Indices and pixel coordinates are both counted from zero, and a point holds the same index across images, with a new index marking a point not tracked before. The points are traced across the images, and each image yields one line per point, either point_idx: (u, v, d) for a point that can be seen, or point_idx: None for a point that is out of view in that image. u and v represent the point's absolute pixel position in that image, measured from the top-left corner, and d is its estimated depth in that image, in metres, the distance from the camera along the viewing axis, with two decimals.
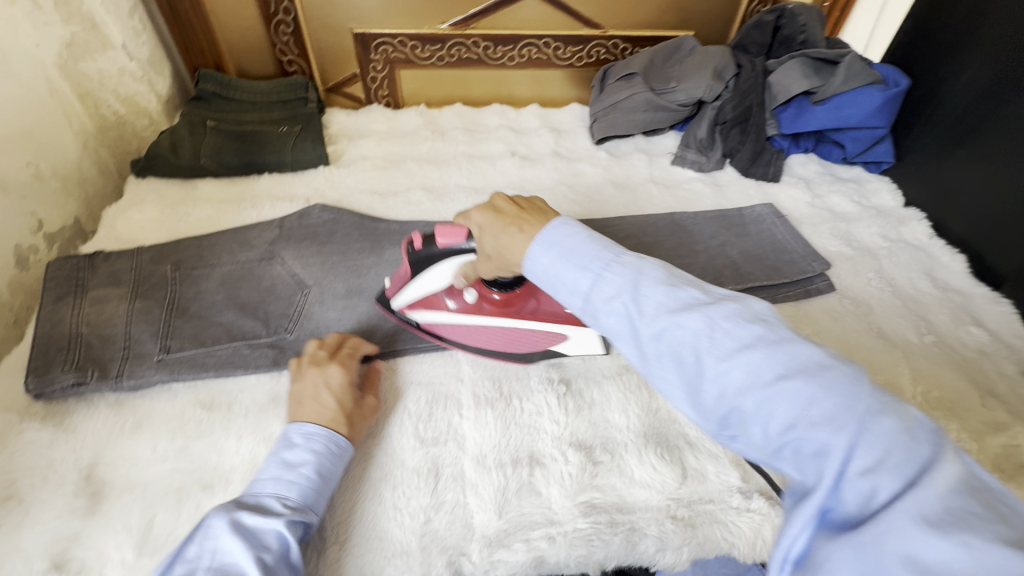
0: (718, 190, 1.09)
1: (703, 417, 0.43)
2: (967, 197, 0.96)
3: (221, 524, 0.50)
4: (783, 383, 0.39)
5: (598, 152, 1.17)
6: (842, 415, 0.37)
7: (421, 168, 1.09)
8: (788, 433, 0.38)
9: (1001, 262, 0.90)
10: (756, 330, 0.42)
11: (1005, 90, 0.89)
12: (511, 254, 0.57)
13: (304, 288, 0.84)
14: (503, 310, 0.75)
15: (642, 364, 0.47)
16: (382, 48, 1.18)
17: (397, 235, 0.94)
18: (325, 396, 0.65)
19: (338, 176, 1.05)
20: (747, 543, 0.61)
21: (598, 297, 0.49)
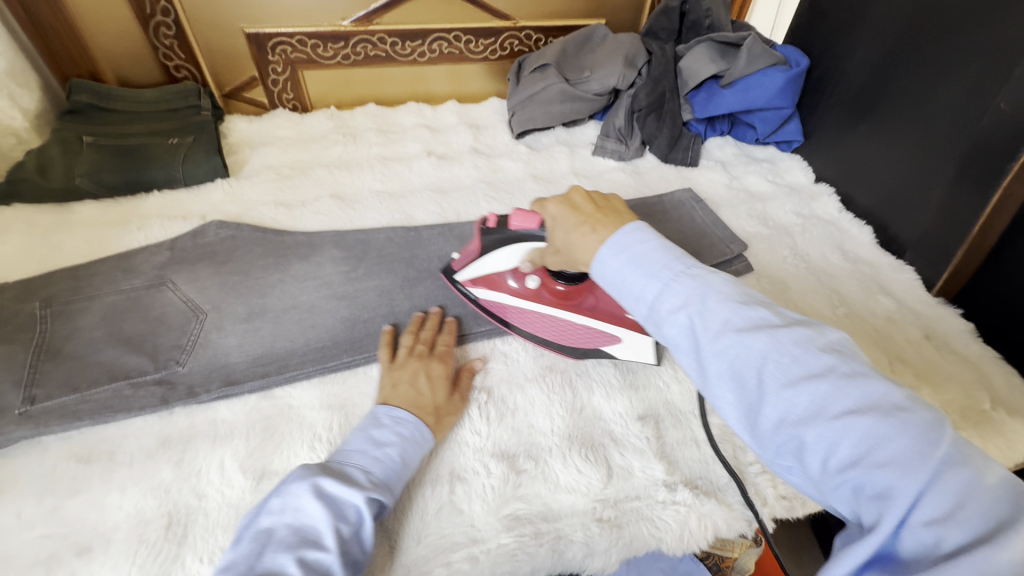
0: (639, 178, 1.09)
1: (760, 441, 0.43)
2: (870, 170, 0.98)
3: (307, 484, 0.51)
4: (850, 417, 0.38)
5: (518, 146, 1.14)
6: (913, 455, 0.36)
7: (331, 174, 1.02)
8: (848, 469, 0.37)
9: (903, 233, 0.93)
10: (828, 360, 0.41)
11: (895, 64, 0.91)
12: (581, 252, 0.57)
13: (199, 314, 0.77)
14: (561, 301, 0.75)
15: (703, 383, 0.47)
16: (280, 48, 1.10)
17: (305, 248, 0.88)
18: (420, 389, 0.66)
19: (239, 188, 0.97)
20: (675, 536, 0.60)
21: (661, 311, 0.49)
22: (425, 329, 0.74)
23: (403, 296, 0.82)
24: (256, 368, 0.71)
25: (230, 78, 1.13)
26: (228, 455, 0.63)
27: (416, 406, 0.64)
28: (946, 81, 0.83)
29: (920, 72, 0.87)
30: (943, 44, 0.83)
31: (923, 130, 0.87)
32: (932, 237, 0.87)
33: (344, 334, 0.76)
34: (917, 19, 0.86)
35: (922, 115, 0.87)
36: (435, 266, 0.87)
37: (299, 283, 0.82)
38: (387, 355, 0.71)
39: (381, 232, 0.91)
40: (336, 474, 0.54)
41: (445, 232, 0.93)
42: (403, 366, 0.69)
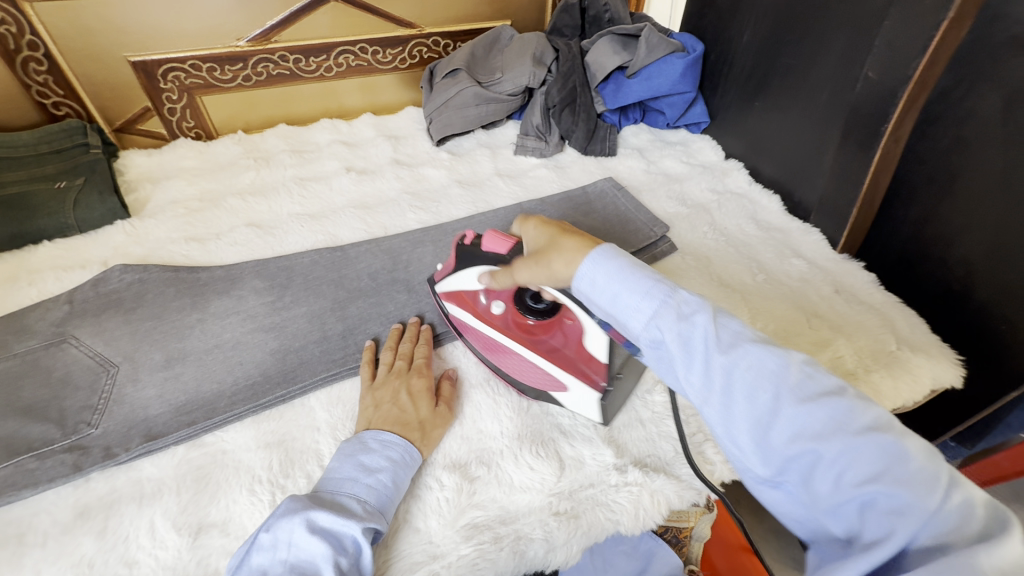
0: (562, 173, 1.10)
1: (762, 459, 0.40)
2: (771, 142, 1.04)
3: (302, 515, 0.49)
4: (867, 432, 0.36)
5: (440, 153, 1.13)
6: (928, 473, 0.34)
7: (244, 202, 0.97)
8: (866, 485, 0.35)
9: (807, 197, 1.00)
10: (836, 378, 0.40)
11: (776, 47, 0.98)
12: (561, 255, 0.53)
13: (111, 367, 0.71)
14: (519, 335, 0.69)
15: (699, 397, 0.43)
16: (173, 75, 1.04)
17: (224, 282, 0.83)
18: (402, 405, 0.64)
19: (143, 228, 0.91)
20: (631, 517, 0.61)
21: (662, 322, 0.45)
22: (403, 344, 0.73)
23: (335, 319, 0.79)
24: (181, 418, 0.67)
25: (120, 112, 1.05)
26: (159, 515, 0.59)
27: (400, 424, 0.62)
28: (819, 60, 0.90)
29: (796, 53, 0.94)
30: (814, 26, 0.90)
31: (808, 106, 0.94)
32: (834, 202, 0.92)
33: (275, 368, 0.73)
34: (791, 6, 0.93)
35: (807, 93, 0.94)
36: (365, 284, 0.85)
37: (220, 321, 0.78)
38: (368, 373, 0.69)
39: (305, 257, 0.88)
40: (328, 504, 0.52)
41: (373, 248, 0.91)
42: (384, 386, 0.67)
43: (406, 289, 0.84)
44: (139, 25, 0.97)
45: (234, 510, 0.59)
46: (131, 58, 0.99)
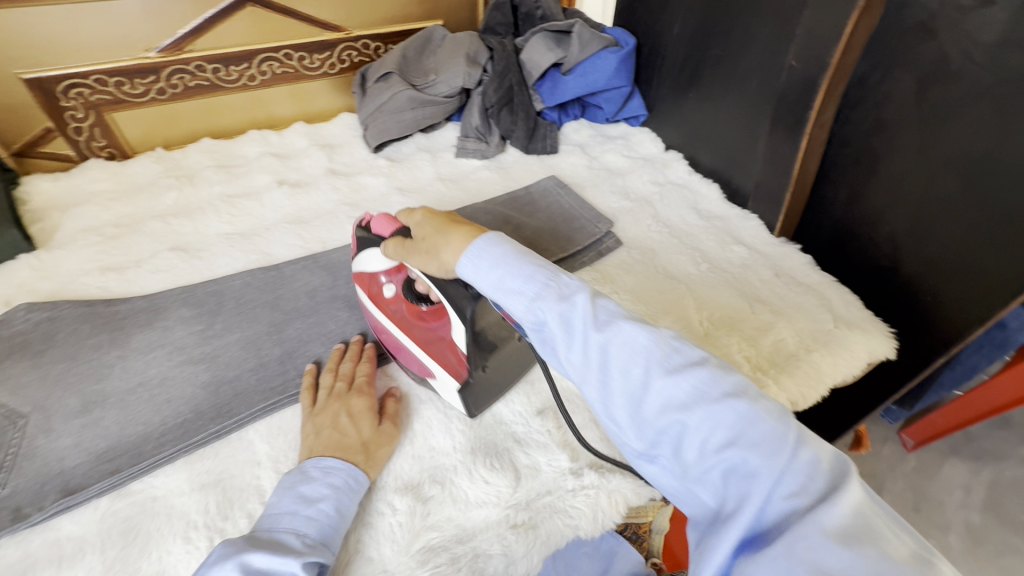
0: (505, 174, 0.96)
1: (636, 433, 0.37)
2: (708, 129, 0.89)
3: (236, 560, 0.40)
4: (724, 397, 0.34)
5: (377, 161, 0.96)
6: (772, 430, 0.33)
7: (159, 223, 0.82)
8: (724, 451, 0.33)
9: (743, 185, 0.85)
10: (700, 351, 0.38)
11: (705, 31, 0.83)
12: (449, 244, 0.47)
13: (18, 420, 0.60)
14: (406, 323, 0.58)
15: (579, 377, 0.40)
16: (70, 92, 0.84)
17: (144, 320, 0.71)
18: (343, 429, 0.54)
19: (55, 260, 0.77)
20: (590, 520, 0.52)
21: (542, 303, 0.41)
22: (344, 362, 0.62)
23: (275, 345, 0.68)
24: (103, 464, 0.56)
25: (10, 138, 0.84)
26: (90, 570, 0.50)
27: (341, 450, 0.51)
28: (747, 46, 0.76)
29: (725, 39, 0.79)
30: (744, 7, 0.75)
31: (739, 97, 0.81)
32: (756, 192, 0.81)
33: (199, 414, 0.61)
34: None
35: (738, 84, 0.80)
36: (303, 304, 0.74)
37: (144, 357, 0.66)
38: (307, 399, 0.58)
39: (236, 282, 0.76)
40: (264, 544, 0.43)
41: (311, 263, 0.79)
42: (323, 411, 0.56)
43: (347, 305, 0.73)
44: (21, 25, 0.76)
45: (167, 563, 0.50)
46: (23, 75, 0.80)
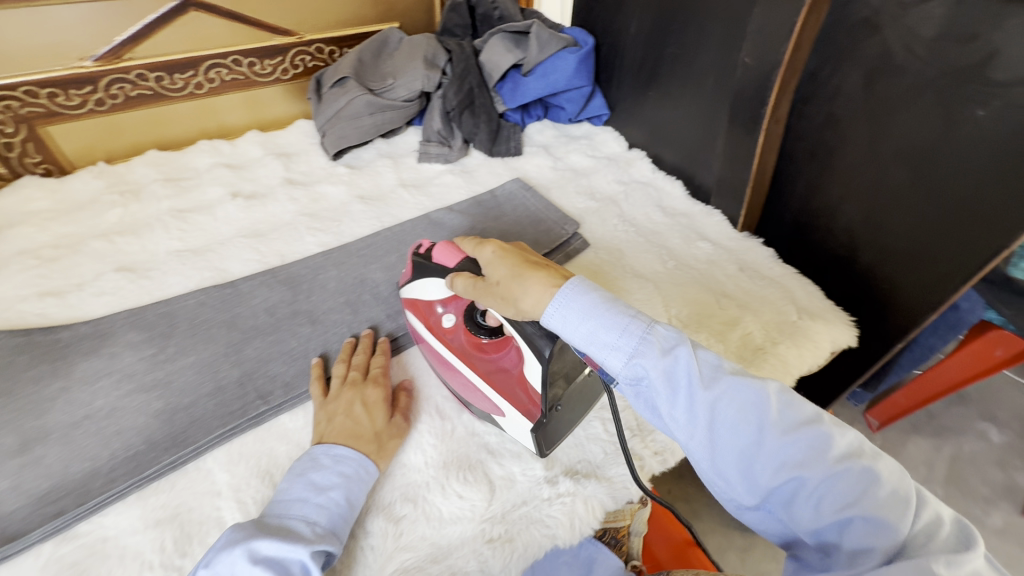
0: (670, 218, 0.98)
1: (748, 488, 0.44)
2: (897, 216, 0.74)
3: (244, 545, 0.44)
4: (840, 461, 0.41)
5: (555, 164, 1.07)
6: (900, 495, 0.39)
7: (346, 172, 0.98)
8: (844, 509, 0.40)
9: (894, 280, 0.79)
10: (812, 406, 0.45)
11: (926, 102, 0.66)
12: (529, 293, 0.53)
13: (167, 322, 0.71)
14: (468, 353, 0.63)
15: (686, 433, 0.47)
16: (326, 49, 1.11)
17: (279, 257, 0.82)
18: (357, 418, 0.59)
19: (236, 209, 0.89)
20: (567, 528, 0.56)
21: (645, 359, 0.47)
22: (357, 354, 0.67)
23: (366, 293, 0.78)
24: (207, 383, 0.65)
25: (263, 74, 1.07)
26: (167, 482, 0.57)
27: (354, 438, 0.57)
28: (990, 133, 0.61)
29: (966, 122, 0.62)
30: (1005, 93, 0.58)
31: (945, 187, 0.67)
32: (946, 284, 0.71)
33: (287, 343, 0.71)
34: (976, 56, 0.59)
35: (951, 171, 0.66)
36: (389, 259, 0.84)
37: (269, 287, 0.77)
38: (318, 390, 0.63)
39: (361, 228, 0.89)
40: (275, 530, 0.47)
41: (424, 219, 0.91)
42: (336, 399, 0.62)
43: None
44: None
45: (220, 485, 0.57)
46: (302, 35, 1.07)
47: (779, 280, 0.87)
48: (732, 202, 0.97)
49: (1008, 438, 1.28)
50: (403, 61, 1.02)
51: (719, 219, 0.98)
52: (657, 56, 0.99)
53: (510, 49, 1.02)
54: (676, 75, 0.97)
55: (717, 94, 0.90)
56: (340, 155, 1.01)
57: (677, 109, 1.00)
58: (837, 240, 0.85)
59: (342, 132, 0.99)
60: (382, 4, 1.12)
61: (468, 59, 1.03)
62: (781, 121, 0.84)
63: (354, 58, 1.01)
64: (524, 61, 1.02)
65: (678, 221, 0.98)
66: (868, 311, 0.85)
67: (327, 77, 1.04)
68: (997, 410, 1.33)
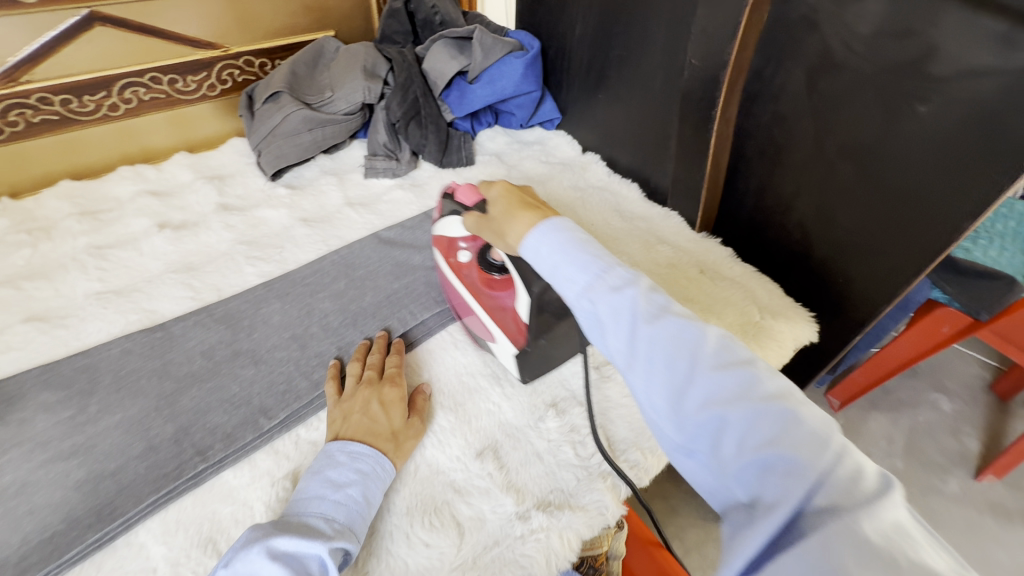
0: (629, 223, 0.97)
1: (676, 425, 0.42)
2: (850, 207, 0.74)
3: (262, 543, 0.44)
4: (767, 399, 0.39)
5: (509, 172, 1.03)
6: (821, 436, 0.37)
7: (286, 193, 0.92)
8: (762, 447, 0.37)
9: (854, 274, 0.78)
10: (750, 353, 0.44)
11: (867, 94, 0.65)
12: (515, 229, 0.56)
13: (88, 377, 0.64)
14: (477, 288, 0.68)
15: (625, 365, 0.47)
16: (255, 61, 1.04)
17: (214, 292, 0.75)
18: (373, 416, 0.59)
19: (164, 242, 0.81)
20: (543, 567, 0.53)
21: (595, 291, 0.48)
22: (372, 354, 0.68)
23: (313, 325, 0.73)
24: (136, 443, 0.59)
25: (187, 91, 0.99)
26: (91, 564, 0.50)
27: (370, 436, 0.57)
28: (934, 127, 0.60)
29: (907, 117, 0.62)
30: (945, 88, 0.58)
31: (883, 171, 0.67)
32: (897, 275, 0.72)
33: (228, 389, 0.64)
34: (914, 51, 0.59)
35: (896, 164, 0.66)
36: (337, 286, 0.78)
37: (205, 327, 0.71)
38: (332, 389, 0.63)
39: (306, 253, 0.83)
40: (293, 527, 0.47)
41: (373, 239, 0.86)
42: (353, 398, 0.61)
43: None
44: (224, 9, 0.95)
45: (156, 561, 0.51)
46: (228, 48, 0.99)
47: (739, 280, 0.87)
48: (689, 205, 0.96)
49: (959, 408, 1.33)
50: (341, 71, 0.96)
51: (678, 220, 0.97)
52: (604, 58, 0.97)
53: (454, 55, 0.98)
54: (625, 77, 0.95)
55: (666, 96, 0.89)
56: (279, 175, 0.95)
57: (628, 111, 0.98)
58: (792, 235, 0.85)
59: (279, 151, 0.92)
60: (314, 11, 1.06)
61: (410, 67, 0.98)
62: (732, 121, 0.83)
63: (287, 71, 0.95)
64: (469, 68, 0.98)
65: (637, 225, 0.97)
66: (830, 305, 0.85)
67: (259, 92, 0.97)
68: (948, 380, 1.38)
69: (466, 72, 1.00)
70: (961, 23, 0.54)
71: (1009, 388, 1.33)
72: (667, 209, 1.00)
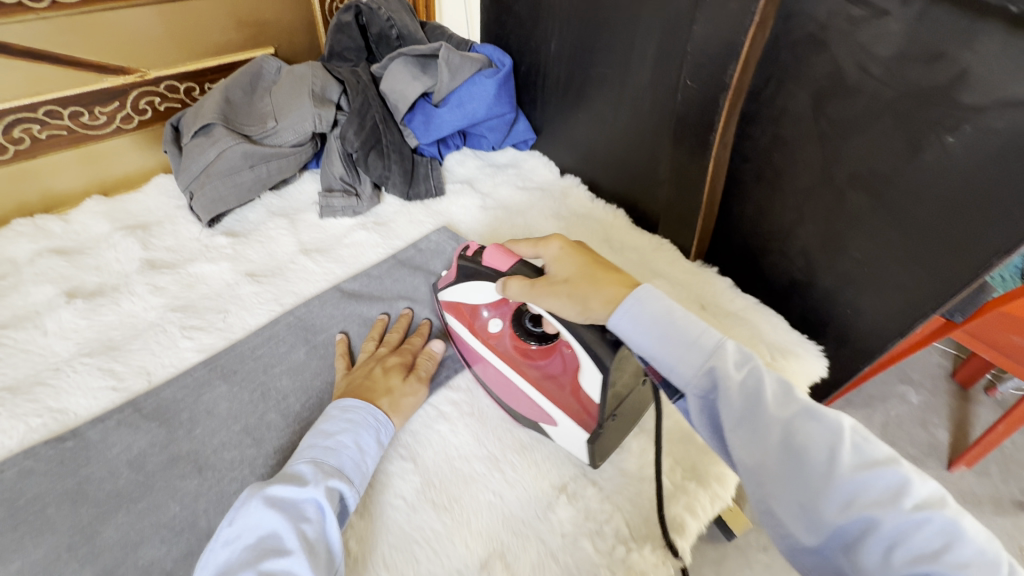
0: (621, 255, 0.89)
1: (806, 526, 0.38)
2: (858, 242, 0.68)
3: (256, 497, 0.45)
4: (922, 509, 0.35)
5: (483, 200, 0.93)
6: (987, 556, 0.33)
7: (227, 242, 0.79)
8: (919, 563, 0.33)
9: (859, 311, 0.73)
10: (889, 450, 0.39)
11: (887, 124, 0.59)
12: (600, 294, 0.50)
13: None
14: (516, 359, 0.61)
15: (747, 453, 0.41)
16: (180, 86, 0.89)
17: (143, 378, 0.62)
18: (374, 377, 0.60)
19: (74, 315, 0.67)
20: None
21: (715, 368, 0.44)
22: (391, 332, 0.68)
23: (271, 412, 0.60)
24: None
25: (96, 125, 0.83)
26: None
27: (364, 392, 0.58)
28: (962, 161, 0.55)
29: (931, 149, 0.57)
30: (977, 118, 0.52)
31: (902, 206, 0.62)
32: (906, 311, 0.67)
33: (164, 511, 0.51)
34: (942, 78, 0.53)
35: (915, 200, 0.61)
36: (296, 356, 0.66)
37: (131, 428, 0.57)
38: (341, 364, 0.64)
39: (254, 317, 0.70)
40: (287, 477, 0.48)
41: (334, 292, 0.74)
42: (361, 368, 0.63)
43: None
44: (137, 29, 0.81)
45: None
46: (145, 73, 0.85)
47: (742, 315, 0.80)
48: (683, 232, 0.89)
49: None
50: (286, 97, 0.83)
51: (672, 248, 0.90)
52: (583, 75, 0.89)
53: (416, 74, 0.87)
54: (606, 95, 0.87)
55: (655, 118, 0.82)
56: (217, 220, 0.82)
57: (610, 131, 0.90)
58: (792, 263, 0.79)
59: (215, 193, 0.79)
60: (249, 26, 0.92)
61: (365, 90, 0.86)
62: (730, 147, 0.76)
63: (219, 98, 0.81)
64: (434, 89, 0.88)
65: (629, 256, 0.89)
66: (835, 334, 0.79)
67: (187, 123, 0.82)
68: None
69: (430, 93, 0.90)
70: (1001, 49, 0.49)
71: (969, 376, 1.23)
72: (659, 236, 0.93)
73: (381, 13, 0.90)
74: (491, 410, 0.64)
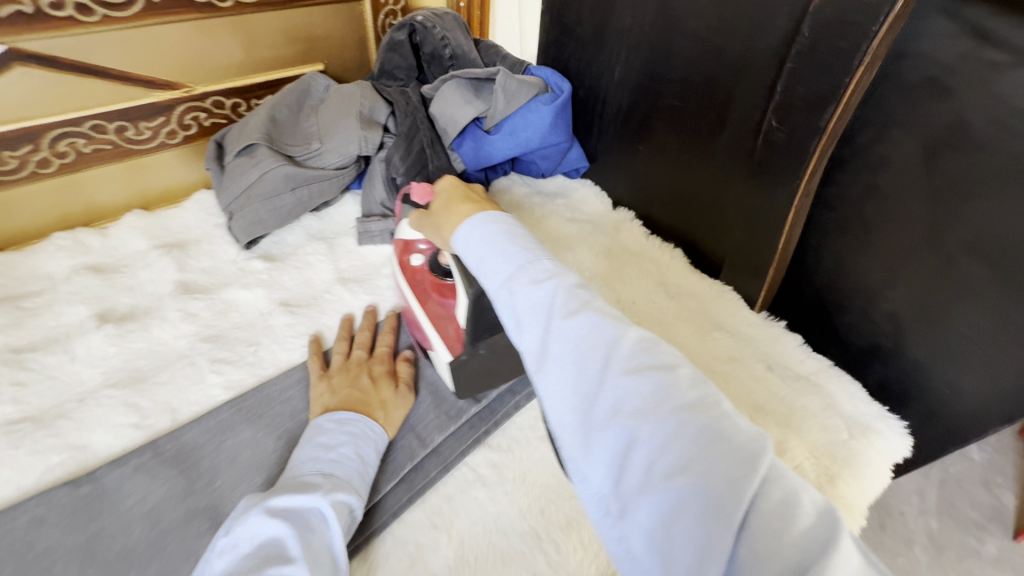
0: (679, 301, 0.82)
1: (581, 442, 0.36)
2: (951, 307, 0.58)
3: (258, 507, 0.44)
4: (684, 411, 0.34)
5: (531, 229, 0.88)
6: (744, 455, 0.32)
7: (263, 266, 0.75)
8: (673, 478, 0.32)
9: (932, 380, 0.62)
10: (670, 359, 0.38)
11: (1010, 191, 0.51)
12: (450, 219, 0.55)
13: None
14: (426, 292, 0.66)
15: (534, 364, 0.40)
16: (226, 102, 0.87)
17: (167, 417, 0.59)
18: (363, 388, 0.60)
19: (104, 342, 0.64)
20: None
21: (511, 282, 0.44)
22: (360, 331, 0.68)
23: None
24: None
25: (140, 139, 0.81)
26: None
27: (359, 405, 0.58)
28: None
29: None
30: None
31: (1002, 266, 0.53)
32: (992, 385, 0.57)
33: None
34: None
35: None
36: None
37: (150, 475, 0.54)
38: (314, 363, 0.63)
39: (287, 353, 0.66)
40: (292, 485, 0.48)
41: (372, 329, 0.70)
42: (342, 373, 0.62)
43: None
44: (188, 44, 0.79)
45: None
46: (192, 88, 0.83)
47: (816, 380, 0.71)
48: (750, 282, 0.79)
49: None
50: (333, 118, 0.79)
51: (734, 297, 0.81)
52: (650, 105, 0.83)
53: (469, 99, 0.82)
54: (672, 128, 0.81)
55: (724, 155, 0.75)
56: (255, 242, 0.78)
57: (673, 167, 0.84)
58: (874, 326, 0.67)
59: (256, 216, 0.76)
60: (299, 41, 0.90)
61: (415, 112, 0.82)
62: (812, 195, 0.67)
63: (265, 117, 0.78)
64: (487, 114, 0.83)
65: (685, 303, 0.81)
66: (919, 410, 0.65)
67: (231, 140, 0.80)
68: None
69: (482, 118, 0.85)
70: None
71: None
72: (721, 282, 0.84)
73: (435, 32, 0.86)
74: (535, 476, 0.58)
